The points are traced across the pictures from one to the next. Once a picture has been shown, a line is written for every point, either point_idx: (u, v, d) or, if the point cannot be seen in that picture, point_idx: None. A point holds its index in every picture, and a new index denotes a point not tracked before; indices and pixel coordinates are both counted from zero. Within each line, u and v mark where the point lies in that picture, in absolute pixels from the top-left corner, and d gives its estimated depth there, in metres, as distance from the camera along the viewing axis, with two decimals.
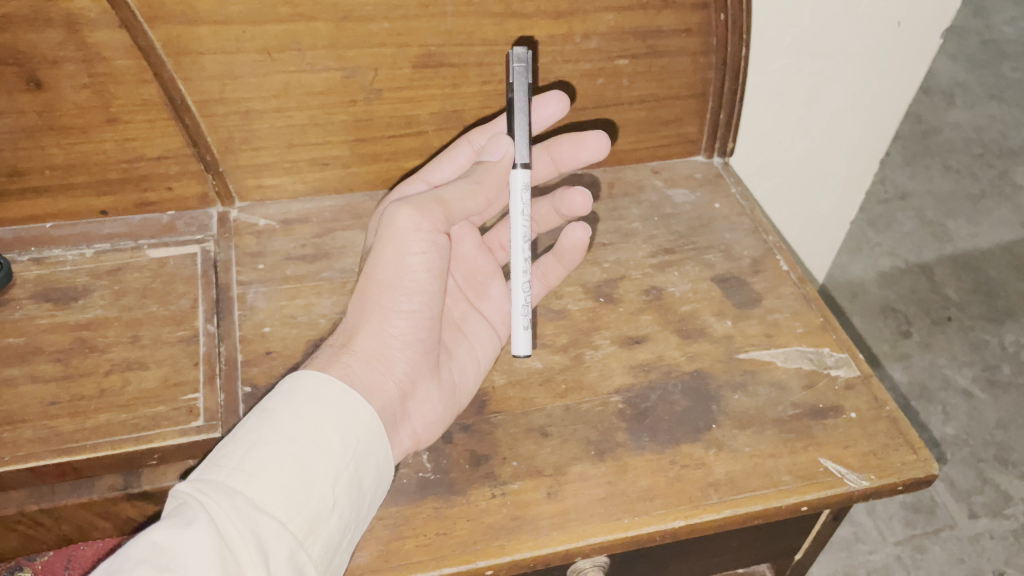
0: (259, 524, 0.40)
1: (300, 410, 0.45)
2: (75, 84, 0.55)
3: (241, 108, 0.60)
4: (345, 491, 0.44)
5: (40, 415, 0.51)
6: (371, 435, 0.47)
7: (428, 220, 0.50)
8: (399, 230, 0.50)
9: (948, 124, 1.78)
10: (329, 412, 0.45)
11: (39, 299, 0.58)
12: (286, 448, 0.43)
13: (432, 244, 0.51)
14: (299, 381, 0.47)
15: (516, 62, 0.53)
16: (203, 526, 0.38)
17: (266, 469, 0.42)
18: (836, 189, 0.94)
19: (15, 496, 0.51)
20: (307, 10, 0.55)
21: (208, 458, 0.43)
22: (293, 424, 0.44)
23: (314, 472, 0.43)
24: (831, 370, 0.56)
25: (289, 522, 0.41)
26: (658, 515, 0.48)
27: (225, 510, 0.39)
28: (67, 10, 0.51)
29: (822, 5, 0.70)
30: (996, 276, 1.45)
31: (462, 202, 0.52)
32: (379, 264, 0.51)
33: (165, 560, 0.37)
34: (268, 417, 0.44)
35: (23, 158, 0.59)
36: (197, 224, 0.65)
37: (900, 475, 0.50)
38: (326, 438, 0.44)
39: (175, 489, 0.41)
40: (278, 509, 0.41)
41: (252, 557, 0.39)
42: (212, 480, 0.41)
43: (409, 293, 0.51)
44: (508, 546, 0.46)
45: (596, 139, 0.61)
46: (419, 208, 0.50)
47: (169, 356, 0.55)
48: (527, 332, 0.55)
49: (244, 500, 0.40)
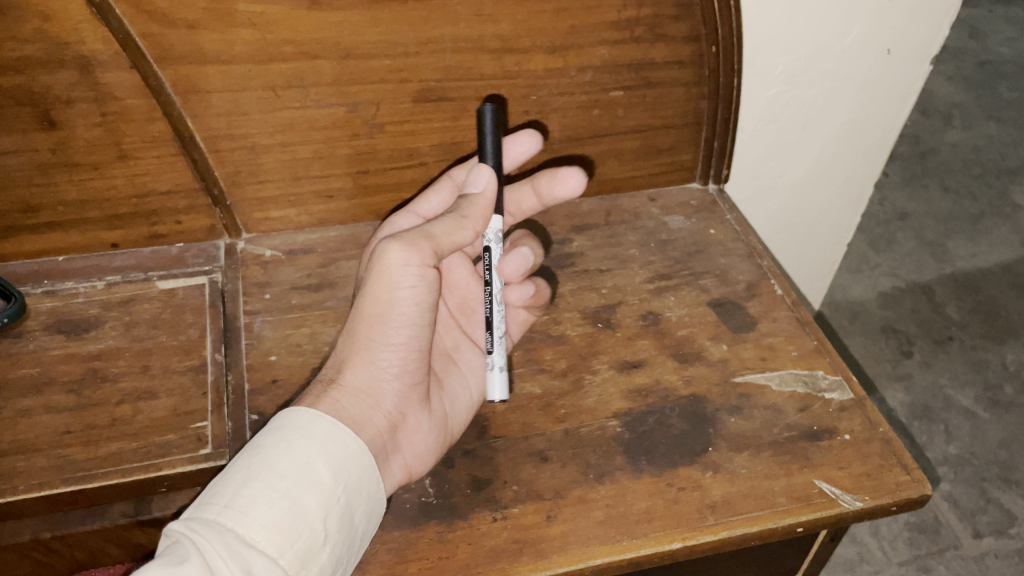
0: (249, 560, 0.41)
1: (291, 446, 0.46)
2: (88, 122, 0.57)
3: (247, 143, 0.62)
4: (336, 525, 0.45)
5: (54, 444, 0.52)
6: (362, 468, 0.48)
7: (417, 255, 0.52)
8: (389, 264, 0.52)
9: (946, 145, 1.80)
10: (320, 447, 0.47)
11: (53, 330, 0.60)
12: (277, 485, 0.44)
13: (421, 277, 0.53)
14: (292, 418, 0.48)
15: (487, 120, 0.56)
16: (195, 565, 0.40)
17: (257, 506, 0.43)
18: (832, 213, 0.95)
19: (28, 523, 0.53)
20: (311, 48, 0.57)
21: (202, 495, 0.45)
22: (284, 460, 0.45)
23: (305, 507, 0.44)
24: (825, 393, 0.57)
25: (279, 558, 0.42)
26: (655, 537, 0.49)
27: (216, 548, 0.41)
28: (80, 53, 0.53)
29: (810, 37, 0.72)
30: (996, 295, 1.46)
31: (451, 236, 0.53)
32: (370, 299, 0.53)
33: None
34: (259, 454, 0.46)
35: (37, 195, 0.61)
36: (206, 255, 0.66)
37: (894, 496, 0.51)
38: (318, 473, 0.46)
39: (168, 528, 0.42)
40: (269, 545, 0.42)
41: None
42: (205, 519, 0.42)
43: (398, 327, 0.53)
44: (509, 568, 0.47)
45: (571, 174, 0.59)
46: (408, 244, 0.51)
47: (178, 385, 0.56)
48: (502, 376, 0.56)
49: (235, 538, 0.42)
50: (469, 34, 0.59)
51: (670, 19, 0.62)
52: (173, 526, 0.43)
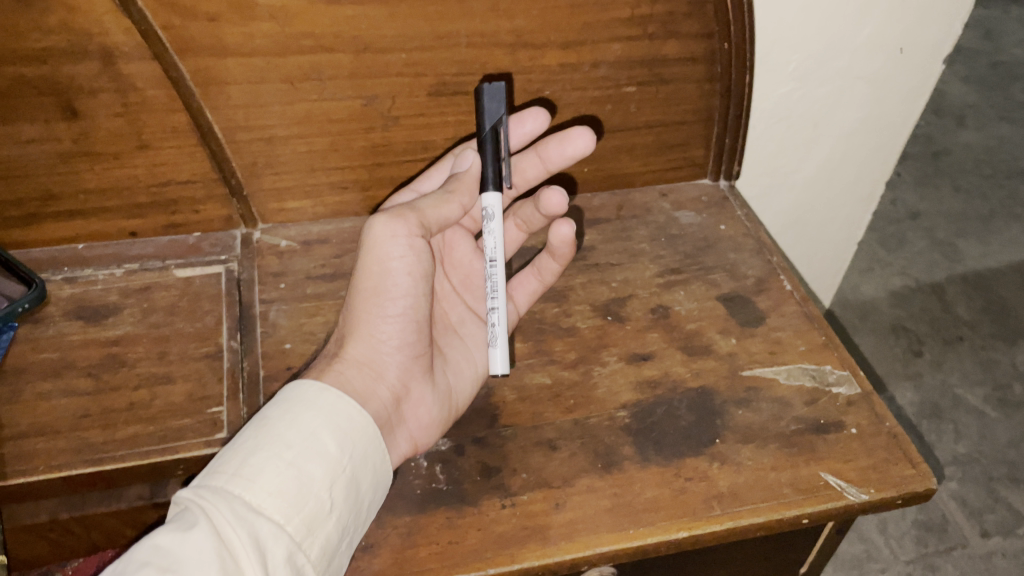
0: (257, 526, 0.42)
1: (297, 417, 0.47)
2: (109, 112, 0.58)
3: (264, 135, 0.63)
4: (341, 494, 0.46)
5: (73, 426, 0.53)
6: (368, 440, 0.49)
7: (404, 226, 0.53)
8: (378, 237, 0.53)
9: (959, 145, 1.80)
10: (325, 418, 0.48)
11: (72, 316, 0.61)
12: (283, 454, 0.45)
13: (411, 248, 0.54)
14: (296, 392, 0.49)
15: (486, 97, 0.56)
16: (203, 529, 0.41)
17: (264, 474, 0.44)
18: (843, 211, 0.96)
19: (47, 504, 0.54)
20: (328, 42, 0.58)
21: (210, 465, 0.46)
22: (290, 431, 0.46)
23: (311, 477, 0.45)
24: (832, 387, 0.58)
25: (286, 524, 0.43)
26: (662, 526, 0.49)
27: (224, 514, 0.41)
28: (102, 44, 0.54)
29: (824, 34, 0.72)
30: (1008, 295, 1.46)
31: (436, 209, 0.55)
32: (363, 272, 0.54)
33: (166, 562, 0.40)
34: (266, 425, 0.47)
35: (58, 183, 0.62)
36: (222, 245, 0.67)
37: (899, 489, 0.52)
38: (323, 443, 0.47)
39: (177, 495, 0.43)
40: (276, 512, 0.43)
41: (249, 558, 0.41)
42: (212, 486, 0.43)
43: (393, 298, 0.54)
44: (517, 554, 0.48)
45: (581, 134, 0.60)
46: (393, 215, 0.53)
47: (195, 371, 0.57)
48: (503, 351, 0.57)
49: (243, 504, 0.43)
50: (484, 29, 0.59)
51: (683, 16, 0.62)
52: (181, 493, 0.43)
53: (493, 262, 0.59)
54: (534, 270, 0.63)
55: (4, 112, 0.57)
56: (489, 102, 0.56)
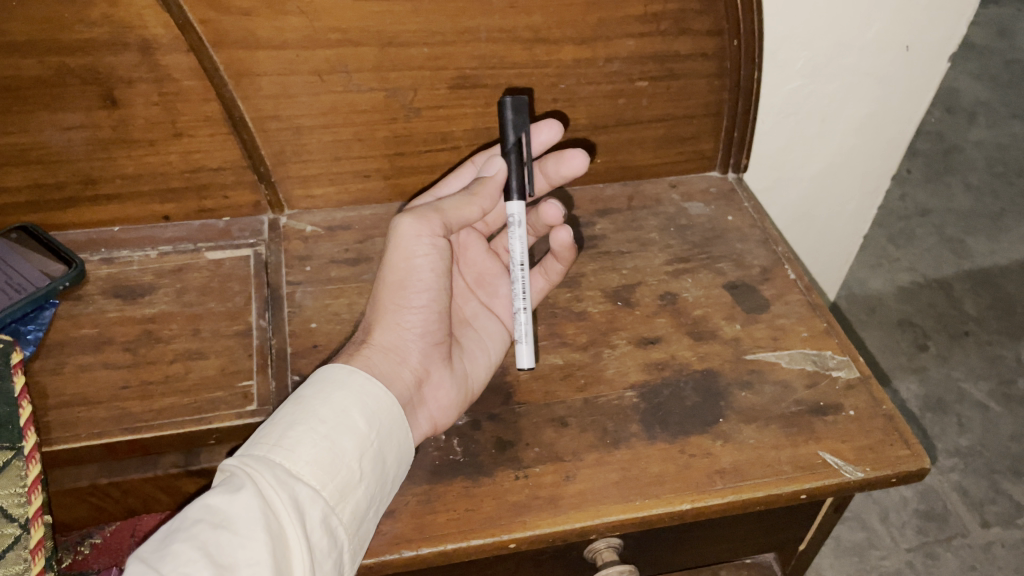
0: (296, 490, 0.46)
1: (329, 396, 0.51)
2: (147, 102, 0.62)
3: (293, 125, 0.66)
4: (370, 465, 0.49)
5: (112, 397, 0.57)
6: (393, 418, 0.52)
7: (428, 226, 0.57)
8: (404, 235, 0.57)
9: (970, 142, 1.81)
10: (354, 398, 0.51)
11: (110, 294, 0.64)
12: (318, 428, 0.49)
13: (434, 247, 0.58)
14: (327, 373, 0.52)
15: (509, 110, 0.60)
16: (249, 490, 0.44)
17: (302, 445, 0.48)
18: (848, 207, 0.98)
19: (87, 470, 0.57)
20: (355, 36, 0.61)
21: (251, 438, 0.49)
22: (323, 408, 0.50)
23: (342, 448, 0.49)
24: (832, 371, 0.61)
25: (321, 489, 0.47)
26: (667, 498, 0.52)
27: (266, 477, 0.45)
28: (143, 36, 0.58)
29: (831, 32, 0.75)
30: (1015, 291, 1.48)
31: (459, 211, 0.58)
32: (390, 267, 0.57)
33: (217, 518, 0.43)
34: (302, 402, 0.50)
35: (97, 168, 0.65)
36: (250, 229, 0.71)
37: (894, 468, 0.54)
38: (353, 419, 0.50)
39: (223, 463, 0.47)
40: (312, 478, 0.47)
41: (290, 517, 0.45)
42: (255, 455, 0.47)
43: (418, 291, 0.58)
44: (529, 521, 0.51)
45: (577, 155, 0.64)
46: (418, 216, 0.57)
47: (226, 347, 0.60)
48: (528, 347, 0.60)
49: (283, 470, 0.46)
50: (503, 24, 0.62)
51: (695, 14, 0.65)
52: (227, 461, 0.47)
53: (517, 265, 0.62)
54: (540, 271, 0.66)
55: (48, 100, 0.60)
56: (512, 114, 0.60)
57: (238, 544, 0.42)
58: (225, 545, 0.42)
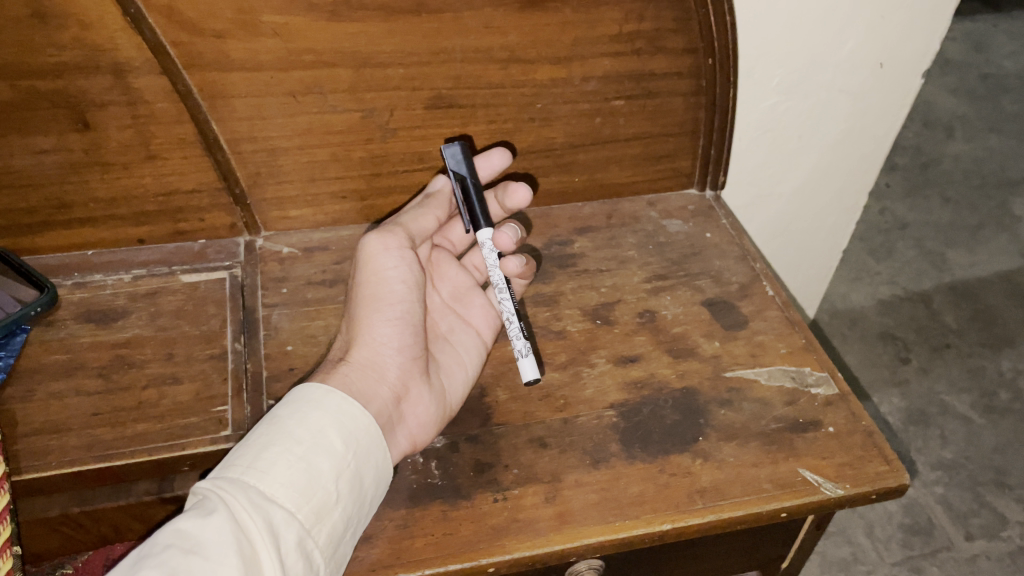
0: (271, 513, 0.45)
1: (305, 416, 0.50)
2: (120, 125, 0.61)
3: (268, 146, 0.65)
4: (347, 486, 0.49)
5: (84, 424, 0.56)
6: (371, 438, 0.51)
7: (392, 239, 0.60)
8: (371, 250, 0.59)
9: (948, 156, 1.83)
10: (332, 418, 0.50)
11: (83, 320, 0.63)
12: (294, 449, 0.48)
13: (401, 260, 0.60)
14: (303, 393, 0.51)
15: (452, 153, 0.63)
16: (221, 514, 0.43)
17: (276, 467, 0.47)
18: (827, 221, 0.99)
19: (58, 499, 0.56)
20: (329, 58, 0.60)
21: (224, 460, 0.48)
22: (299, 428, 0.49)
23: (319, 469, 0.48)
24: (811, 388, 0.61)
25: (297, 512, 0.46)
26: (647, 519, 0.52)
27: (240, 501, 0.44)
28: (115, 59, 0.57)
29: (805, 49, 0.75)
30: (995, 303, 1.49)
31: (416, 221, 0.63)
32: (360, 282, 0.59)
33: (188, 544, 0.42)
34: (276, 423, 0.49)
35: (70, 192, 0.64)
36: (226, 251, 0.70)
37: (874, 484, 0.54)
38: (330, 440, 0.49)
39: (194, 486, 0.46)
40: (287, 500, 0.46)
41: (264, 541, 0.44)
42: (228, 477, 0.46)
43: (391, 303, 0.58)
44: (508, 545, 0.50)
45: (520, 189, 0.65)
46: (381, 232, 0.60)
47: (201, 372, 0.60)
48: (529, 358, 0.60)
49: (257, 493, 0.46)
50: (478, 45, 0.62)
51: (670, 33, 0.65)
52: (198, 484, 0.46)
53: (502, 290, 0.62)
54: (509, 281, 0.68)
55: (18, 123, 0.59)
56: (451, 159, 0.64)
57: (210, 568, 0.41)
58: (196, 571, 0.41)
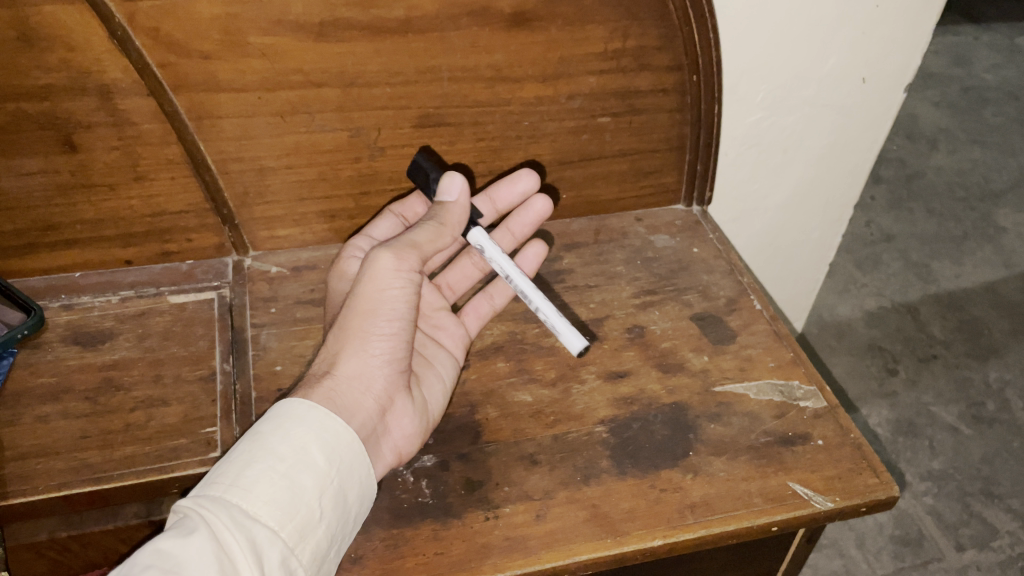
0: (253, 532, 0.45)
1: (288, 432, 0.50)
2: (107, 146, 0.61)
3: (255, 166, 0.65)
4: (331, 503, 0.49)
5: (71, 448, 0.55)
6: (355, 453, 0.51)
7: (405, 261, 0.57)
8: (381, 269, 0.57)
9: (931, 168, 1.85)
10: (315, 434, 0.50)
11: (70, 342, 0.63)
12: (277, 466, 0.48)
13: (409, 281, 0.58)
14: (286, 409, 0.51)
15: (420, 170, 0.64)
16: (201, 534, 0.43)
17: (259, 484, 0.47)
18: (813, 235, 0.99)
19: (45, 523, 0.56)
20: (316, 78, 0.61)
21: (207, 477, 0.48)
22: (282, 445, 0.49)
23: (301, 486, 0.48)
24: (800, 401, 0.61)
25: (279, 530, 0.46)
26: (639, 535, 0.52)
27: (221, 520, 0.44)
28: (101, 81, 0.57)
29: (788, 65, 0.76)
30: (980, 314, 1.50)
31: (432, 243, 0.59)
32: (361, 295, 0.57)
33: (168, 565, 0.42)
34: (259, 440, 0.49)
35: (57, 214, 0.64)
36: (214, 271, 0.70)
37: (863, 497, 0.54)
38: (312, 456, 0.49)
39: (177, 505, 0.46)
40: (270, 518, 0.46)
41: (246, 560, 0.44)
42: (209, 496, 0.46)
43: (389, 319, 0.57)
44: (500, 564, 0.50)
45: (529, 173, 0.68)
46: (397, 252, 0.57)
47: (189, 394, 0.59)
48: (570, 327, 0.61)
49: (239, 511, 0.45)
50: (465, 63, 0.63)
51: (654, 50, 0.66)
52: (180, 502, 0.46)
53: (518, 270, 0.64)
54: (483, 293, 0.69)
55: (4, 145, 0.59)
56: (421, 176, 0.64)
57: None
58: None
